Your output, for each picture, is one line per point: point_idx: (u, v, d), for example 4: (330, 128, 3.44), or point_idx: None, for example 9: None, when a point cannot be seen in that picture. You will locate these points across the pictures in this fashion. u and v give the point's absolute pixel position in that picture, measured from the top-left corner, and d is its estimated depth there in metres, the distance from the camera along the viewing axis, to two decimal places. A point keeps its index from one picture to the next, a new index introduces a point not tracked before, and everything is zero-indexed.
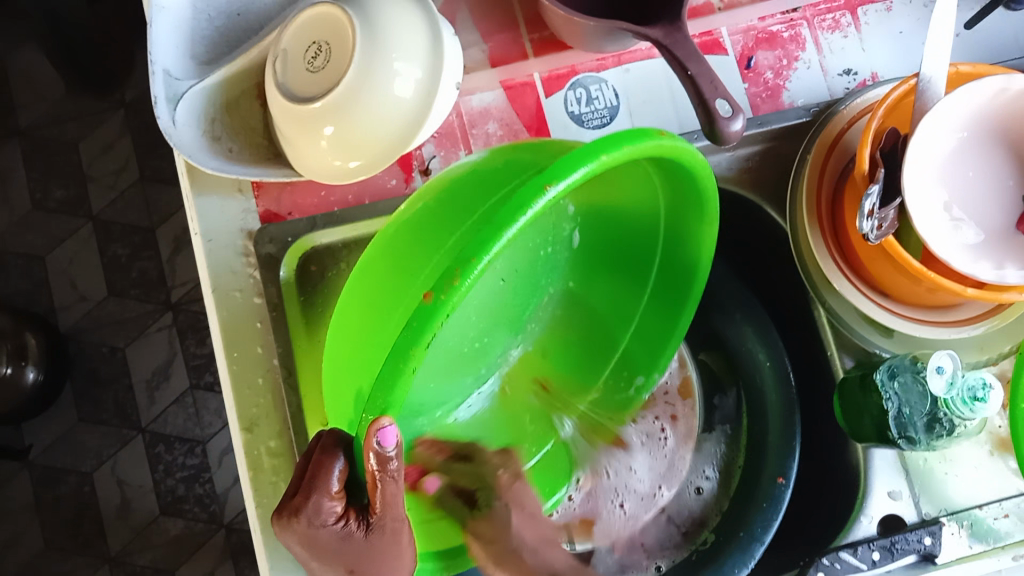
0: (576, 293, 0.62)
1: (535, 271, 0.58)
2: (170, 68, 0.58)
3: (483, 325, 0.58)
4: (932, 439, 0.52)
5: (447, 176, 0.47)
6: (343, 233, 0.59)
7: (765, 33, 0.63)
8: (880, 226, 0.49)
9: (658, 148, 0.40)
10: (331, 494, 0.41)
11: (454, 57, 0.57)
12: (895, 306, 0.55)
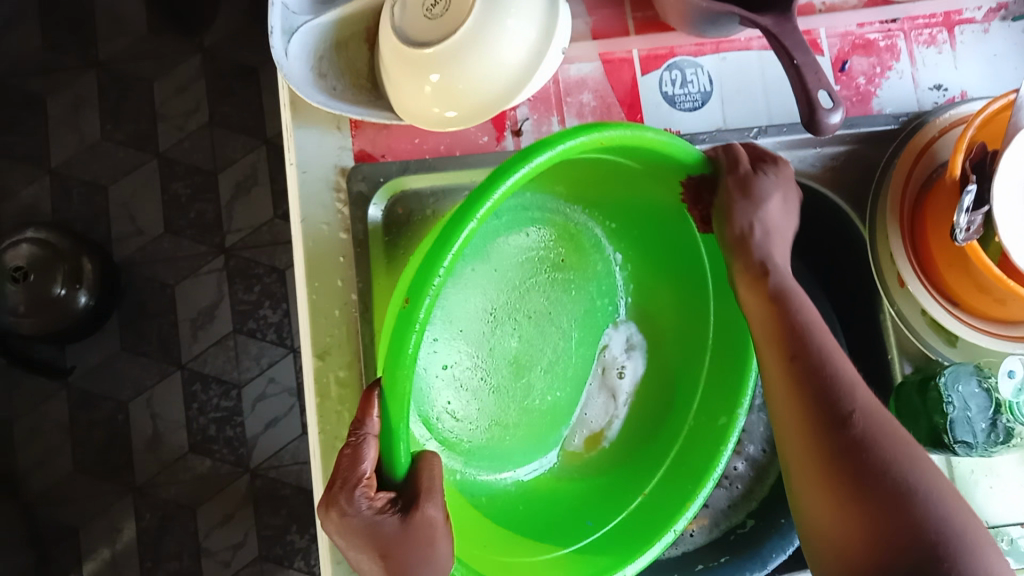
0: (653, 331, 0.67)
1: (599, 318, 0.66)
2: (288, 2, 0.59)
3: (553, 381, 0.64)
4: (987, 444, 0.53)
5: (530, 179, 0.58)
6: (435, 181, 0.61)
7: (862, 39, 0.65)
8: (967, 227, 0.50)
9: (641, 138, 0.47)
10: (363, 477, 0.44)
11: (565, 22, 0.59)
12: (963, 313, 0.55)
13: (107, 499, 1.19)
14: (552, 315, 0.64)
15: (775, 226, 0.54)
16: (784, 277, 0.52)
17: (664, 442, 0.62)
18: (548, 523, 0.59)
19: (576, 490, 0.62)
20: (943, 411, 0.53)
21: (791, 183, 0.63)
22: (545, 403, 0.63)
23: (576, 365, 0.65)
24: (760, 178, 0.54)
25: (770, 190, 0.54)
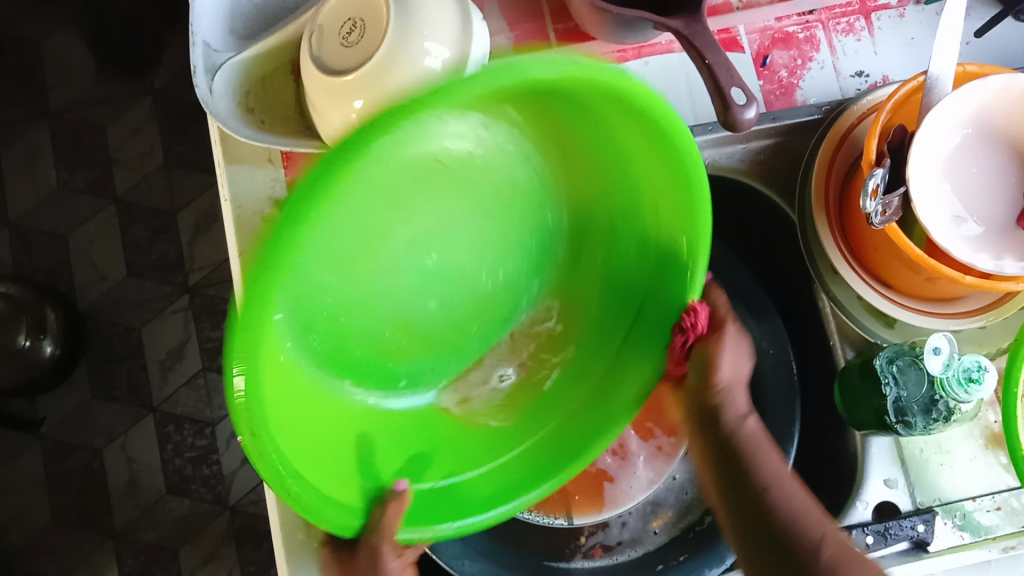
0: (590, 239, 0.57)
1: (534, 222, 0.55)
2: (209, 41, 0.60)
3: (491, 257, 0.54)
4: (928, 422, 0.53)
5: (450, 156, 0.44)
6: None
7: (781, 33, 0.66)
8: (883, 210, 0.51)
9: (575, 72, 0.36)
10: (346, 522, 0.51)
11: (483, 39, 0.59)
12: (896, 295, 0.56)
13: (87, 548, 1.18)
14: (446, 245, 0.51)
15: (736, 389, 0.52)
16: (734, 382, 0.52)
17: (585, 372, 0.57)
18: (427, 453, 0.52)
19: (483, 422, 0.56)
20: (882, 393, 0.54)
21: (720, 177, 0.64)
22: (490, 284, 0.55)
23: (495, 287, 0.56)
24: (738, 347, 0.52)
25: (733, 356, 0.52)
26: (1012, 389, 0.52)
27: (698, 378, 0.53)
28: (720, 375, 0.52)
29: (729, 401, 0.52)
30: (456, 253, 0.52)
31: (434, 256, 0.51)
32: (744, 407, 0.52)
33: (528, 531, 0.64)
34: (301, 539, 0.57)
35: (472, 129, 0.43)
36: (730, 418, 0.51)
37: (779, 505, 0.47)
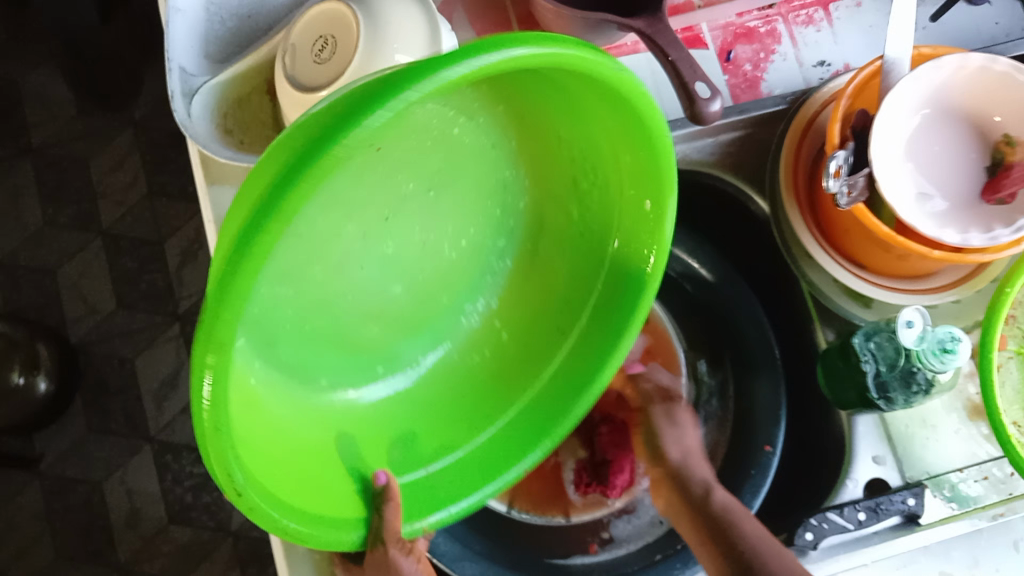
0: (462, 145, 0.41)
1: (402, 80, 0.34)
2: (185, 65, 0.60)
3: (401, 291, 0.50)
4: (909, 396, 0.54)
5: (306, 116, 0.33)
6: None
7: (743, 28, 0.67)
8: (849, 192, 0.52)
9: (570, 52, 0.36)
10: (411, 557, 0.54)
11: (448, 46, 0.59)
12: (870, 275, 0.57)
13: None
14: (408, 229, 0.48)
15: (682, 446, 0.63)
16: (686, 456, 0.62)
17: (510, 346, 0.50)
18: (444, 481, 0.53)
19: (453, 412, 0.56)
20: (862, 369, 0.54)
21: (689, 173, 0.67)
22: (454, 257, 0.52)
23: (463, 276, 0.55)
24: (677, 416, 0.64)
25: (678, 426, 0.64)
26: (987, 357, 0.53)
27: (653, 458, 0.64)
28: (665, 459, 0.62)
29: (678, 456, 0.62)
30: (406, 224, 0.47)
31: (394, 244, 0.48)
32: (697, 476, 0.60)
33: (527, 534, 0.65)
34: (302, 552, 0.58)
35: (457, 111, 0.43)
36: (697, 490, 0.59)
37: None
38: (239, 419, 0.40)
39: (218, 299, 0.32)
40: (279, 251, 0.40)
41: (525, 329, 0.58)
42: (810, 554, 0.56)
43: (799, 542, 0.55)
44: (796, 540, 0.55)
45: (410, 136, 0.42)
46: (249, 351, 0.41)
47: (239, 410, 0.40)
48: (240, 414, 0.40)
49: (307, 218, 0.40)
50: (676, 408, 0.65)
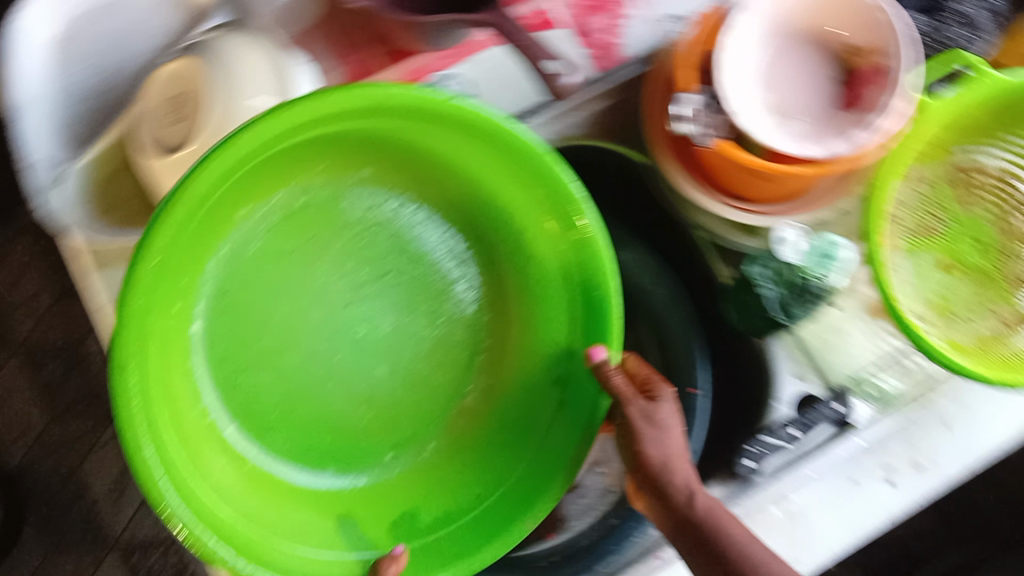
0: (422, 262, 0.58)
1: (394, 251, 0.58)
2: (43, 156, 0.58)
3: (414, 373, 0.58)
4: (810, 307, 0.57)
5: (293, 225, 0.55)
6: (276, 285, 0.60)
7: (593, 0, 0.66)
8: (706, 128, 0.55)
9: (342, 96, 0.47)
10: None
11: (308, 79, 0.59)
12: (750, 205, 0.59)
13: None
14: (377, 315, 0.57)
15: (664, 452, 0.53)
16: (669, 459, 0.53)
17: (529, 405, 0.59)
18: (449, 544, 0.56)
19: (478, 480, 0.59)
20: (761, 294, 0.56)
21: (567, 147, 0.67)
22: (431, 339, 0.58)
23: (452, 358, 0.59)
24: (656, 418, 0.53)
25: (658, 428, 0.53)
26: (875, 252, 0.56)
27: (634, 468, 0.54)
28: (647, 468, 0.53)
29: (665, 469, 0.52)
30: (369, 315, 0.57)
31: (370, 331, 0.57)
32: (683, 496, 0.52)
33: None
34: None
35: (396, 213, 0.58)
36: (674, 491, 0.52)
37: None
38: (191, 437, 0.52)
39: (122, 307, 0.46)
40: (246, 329, 0.55)
41: (518, 404, 0.60)
42: (755, 480, 0.59)
43: (742, 469, 0.58)
44: (739, 470, 0.58)
45: (356, 247, 0.57)
46: (255, 431, 0.55)
47: (181, 439, 0.51)
48: (188, 445, 0.52)
49: (272, 285, 0.55)
50: (655, 406, 0.53)
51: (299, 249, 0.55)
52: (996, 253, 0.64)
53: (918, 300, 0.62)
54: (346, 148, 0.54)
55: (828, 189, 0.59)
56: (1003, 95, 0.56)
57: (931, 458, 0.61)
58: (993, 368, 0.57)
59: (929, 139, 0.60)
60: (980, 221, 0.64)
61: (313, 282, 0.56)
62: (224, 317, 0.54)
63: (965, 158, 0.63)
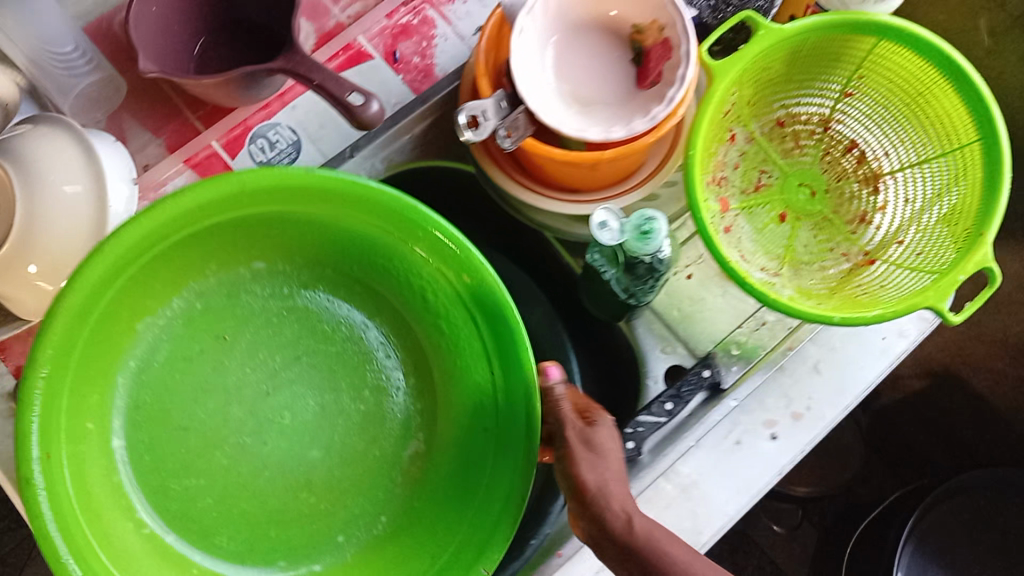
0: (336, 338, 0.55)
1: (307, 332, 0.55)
2: None
3: (348, 449, 0.53)
4: (654, 283, 0.57)
5: (194, 324, 0.53)
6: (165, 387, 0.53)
7: (398, 27, 0.69)
8: (508, 132, 0.54)
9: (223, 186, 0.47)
10: None
11: (117, 157, 0.58)
12: (581, 195, 0.61)
13: None
14: (297, 400, 0.54)
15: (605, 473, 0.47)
16: (608, 485, 0.46)
17: (475, 456, 0.52)
18: None
19: (436, 545, 0.50)
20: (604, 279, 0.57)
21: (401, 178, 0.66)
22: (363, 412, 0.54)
23: (384, 428, 0.54)
24: (598, 450, 0.48)
25: (603, 447, 0.48)
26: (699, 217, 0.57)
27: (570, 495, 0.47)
28: (583, 492, 0.46)
29: (603, 494, 0.45)
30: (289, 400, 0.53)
31: (296, 418, 0.53)
32: (622, 521, 0.44)
33: None
34: None
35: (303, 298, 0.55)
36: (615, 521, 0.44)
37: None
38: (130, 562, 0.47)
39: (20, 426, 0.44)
40: (165, 440, 0.51)
41: (462, 455, 0.53)
42: (641, 460, 0.58)
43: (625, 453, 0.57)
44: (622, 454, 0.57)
45: (264, 336, 0.54)
46: (199, 540, 0.50)
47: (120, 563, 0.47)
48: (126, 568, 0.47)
49: (182, 394, 0.52)
50: (593, 431, 0.49)
51: (207, 347, 0.53)
52: (823, 197, 0.69)
53: (762, 254, 0.65)
54: (229, 240, 0.52)
55: (653, 160, 0.62)
56: (793, 49, 0.60)
57: (807, 404, 0.62)
58: (834, 304, 0.60)
59: (736, 101, 0.62)
60: (803, 170, 0.69)
61: (230, 378, 0.53)
62: (144, 432, 0.51)
63: (780, 113, 0.68)
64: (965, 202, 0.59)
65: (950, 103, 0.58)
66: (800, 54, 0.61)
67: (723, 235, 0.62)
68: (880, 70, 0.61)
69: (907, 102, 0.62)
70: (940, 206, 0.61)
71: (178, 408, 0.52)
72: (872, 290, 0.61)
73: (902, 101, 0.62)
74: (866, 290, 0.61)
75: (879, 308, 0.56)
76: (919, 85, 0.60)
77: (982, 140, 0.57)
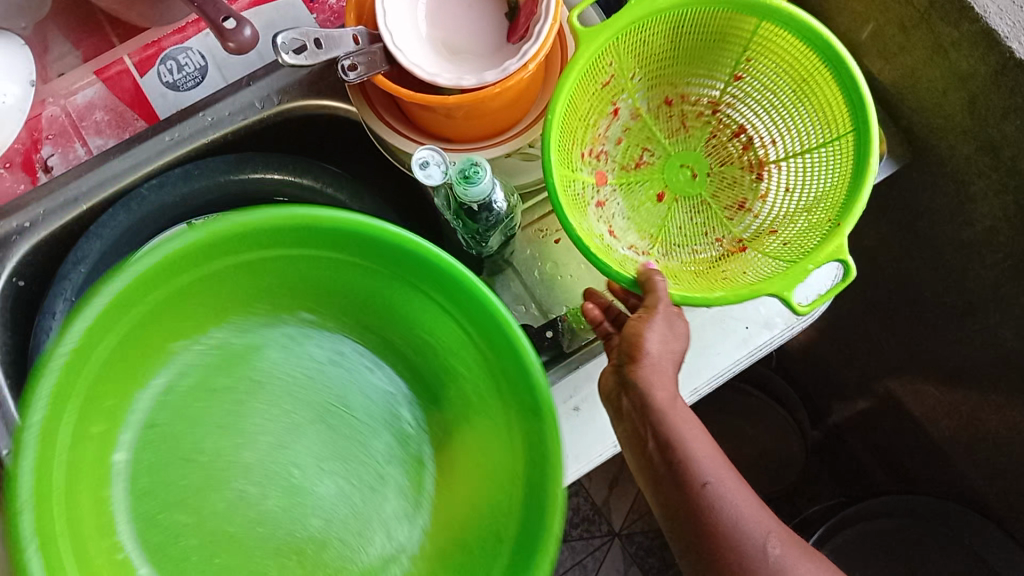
0: (352, 395, 0.51)
1: (315, 383, 0.51)
2: None
3: (356, 507, 0.48)
4: (496, 229, 0.58)
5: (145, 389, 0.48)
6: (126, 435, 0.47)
7: None
8: (355, 67, 0.54)
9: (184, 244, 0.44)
10: None
11: (17, 58, 0.62)
12: (454, 146, 0.61)
13: None
14: (294, 462, 0.48)
15: (658, 353, 0.52)
16: (663, 359, 0.52)
17: (499, 501, 0.47)
18: None
19: None
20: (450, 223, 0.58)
21: (295, 112, 0.68)
22: (386, 472, 0.49)
23: (390, 493, 0.49)
24: (679, 328, 0.53)
25: (659, 331, 0.52)
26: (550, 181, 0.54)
27: (627, 363, 0.53)
28: (637, 366, 0.52)
29: (650, 373, 0.51)
30: (305, 460, 0.49)
31: (309, 477, 0.48)
32: (665, 395, 0.51)
33: None
34: None
35: (295, 338, 0.51)
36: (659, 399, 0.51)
37: (716, 529, 0.51)
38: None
39: None
40: (171, 466, 0.48)
41: (482, 509, 0.47)
42: None
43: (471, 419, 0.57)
44: None
45: (276, 408, 0.49)
46: None
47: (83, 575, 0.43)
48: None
49: (206, 421, 0.49)
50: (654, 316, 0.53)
51: (229, 388, 0.50)
52: (715, 180, 0.68)
53: (633, 231, 0.65)
54: (195, 310, 0.49)
55: (539, 107, 0.62)
56: (672, 22, 0.60)
57: None
58: (695, 285, 0.59)
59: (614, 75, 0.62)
60: (689, 152, 0.69)
61: (253, 421, 0.49)
62: (154, 452, 0.48)
63: (669, 93, 0.68)
64: (840, 190, 0.57)
65: (830, 89, 0.57)
66: (683, 30, 0.61)
67: (591, 206, 0.62)
68: (762, 49, 0.61)
69: (794, 86, 0.61)
70: (819, 192, 0.59)
71: (113, 455, 0.47)
72: (734, 273, 0.59)
73: (791, 87, 0.61)
74: (730, 272, 0.60)
75: (722, 291, 0.54)
76: (805, 70, 0.59)
77: (856, 130, 0.56)
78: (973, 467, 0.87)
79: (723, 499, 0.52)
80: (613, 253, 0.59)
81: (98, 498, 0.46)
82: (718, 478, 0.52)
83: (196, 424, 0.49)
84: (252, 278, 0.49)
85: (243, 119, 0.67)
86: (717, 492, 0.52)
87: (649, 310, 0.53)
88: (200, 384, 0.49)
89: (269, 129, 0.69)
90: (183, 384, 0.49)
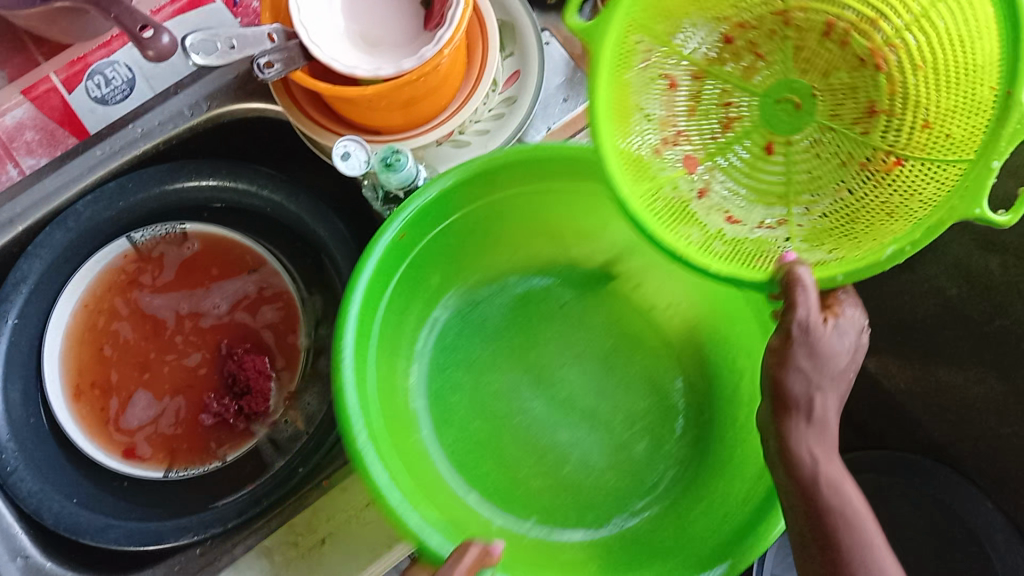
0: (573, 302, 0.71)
1: (527, 304, 0.70)
2: None
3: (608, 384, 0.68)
4: None
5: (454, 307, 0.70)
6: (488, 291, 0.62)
7: None
8: (270, 61, 0.55)
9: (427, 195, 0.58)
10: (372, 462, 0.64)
11: None
12: (382, 136, 0.62)
13: None
14: (568, 374, 0.68)
15: (810, 376, 0.50)
16: (814, 386, 0.50)
17: (734, 378, 0.64)
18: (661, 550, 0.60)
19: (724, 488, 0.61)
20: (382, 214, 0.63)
21: (227, 116, 0.69)
22: (608, 350, 0.69)
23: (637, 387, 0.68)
24: (823, 352, 0.50)
25: (809, 354, 0.50)
26: None
27: (778, 387, 0.51)
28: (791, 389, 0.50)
29: (805, 406, 0.50)
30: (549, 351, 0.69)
31: (562, 374, 0.68)
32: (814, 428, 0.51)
33: (174, 494, 0.66)
34: None
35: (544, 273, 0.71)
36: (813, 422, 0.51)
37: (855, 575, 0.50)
38: (394, 421, 0.62)
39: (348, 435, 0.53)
40: (539, 344, 0.69)
41: (749, 368, 0.62)
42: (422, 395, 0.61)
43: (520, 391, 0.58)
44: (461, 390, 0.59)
45: (562, 324, 0.70)
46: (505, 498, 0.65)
47: (389, 430, 0.60)
48: (392, 436, 0.60)
49: (517, 333, 0.70)
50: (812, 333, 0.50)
51: (515, 315, 0.70)
52: (863, 87, 0.57)
53: (770, 205, 0.59)
54: (477, 230, 0.66)
55: (465, 90, 0.62)
56: None
57: None
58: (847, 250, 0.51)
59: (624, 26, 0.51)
60: (773, 82, 0.61)
61: (554, 351, 0.69)
62: (451, 338, 0.70)
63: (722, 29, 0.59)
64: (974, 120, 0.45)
65: None
66: None
67: (696, 205, 0.58)
68: None
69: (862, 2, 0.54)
70: (961, 112, 0.47)
71: (486, 351, 0.69)
72: (891, 203, 0.51)
73: None
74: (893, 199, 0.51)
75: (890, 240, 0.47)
76: None
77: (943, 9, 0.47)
78: (932, 420, 0.85)
79: (865, 545, 0.51)
80: (713, 249, 0.54)
81: (466, 394, 0.68)
82: (859, 528, 0.51)
83: (534, 348, 0.69)
84: (475, 232, 0.66)
85: (173, 128, 0.68)
86: (858, 540, 0.51)
87: (794, 323, 0.49)
88: (476, 319, 0.70)
89: (201, 132, 0.69)
90: (484, 320, 0.70)
